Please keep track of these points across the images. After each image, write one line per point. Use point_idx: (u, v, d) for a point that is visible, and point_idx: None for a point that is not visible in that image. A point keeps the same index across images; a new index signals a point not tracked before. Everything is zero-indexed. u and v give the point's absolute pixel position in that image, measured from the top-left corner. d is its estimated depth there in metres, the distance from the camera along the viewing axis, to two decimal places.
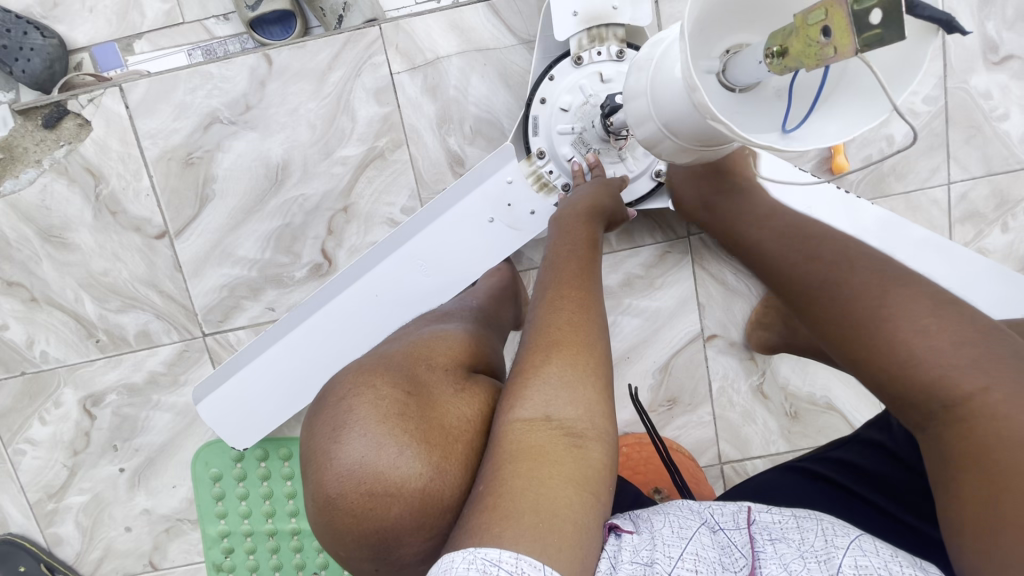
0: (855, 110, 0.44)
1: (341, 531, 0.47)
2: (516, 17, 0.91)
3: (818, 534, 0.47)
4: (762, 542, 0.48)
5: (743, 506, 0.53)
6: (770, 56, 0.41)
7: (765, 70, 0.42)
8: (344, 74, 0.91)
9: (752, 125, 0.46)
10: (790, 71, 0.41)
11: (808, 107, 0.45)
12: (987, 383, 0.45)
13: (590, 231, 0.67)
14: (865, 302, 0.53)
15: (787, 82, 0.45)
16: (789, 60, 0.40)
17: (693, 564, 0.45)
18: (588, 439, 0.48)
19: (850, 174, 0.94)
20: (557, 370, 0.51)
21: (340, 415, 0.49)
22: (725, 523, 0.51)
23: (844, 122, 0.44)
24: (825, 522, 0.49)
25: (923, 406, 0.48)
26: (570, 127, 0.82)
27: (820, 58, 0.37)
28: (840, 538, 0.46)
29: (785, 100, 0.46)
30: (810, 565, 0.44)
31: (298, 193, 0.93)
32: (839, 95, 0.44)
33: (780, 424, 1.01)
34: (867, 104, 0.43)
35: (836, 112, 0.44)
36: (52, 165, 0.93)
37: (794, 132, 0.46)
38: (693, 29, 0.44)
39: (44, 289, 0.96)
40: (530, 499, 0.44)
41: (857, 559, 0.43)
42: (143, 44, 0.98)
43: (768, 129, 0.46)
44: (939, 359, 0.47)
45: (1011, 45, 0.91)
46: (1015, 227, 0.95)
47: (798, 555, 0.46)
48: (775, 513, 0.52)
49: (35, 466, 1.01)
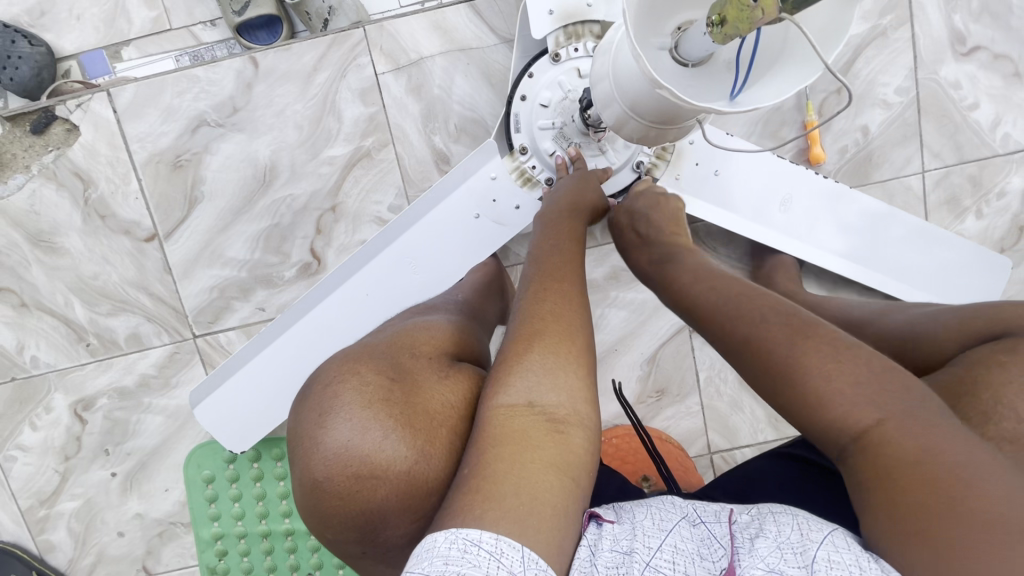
0: (792, 76, 0.46)
1: (326, 513, 0.48)
2: (497, 17, 0.93)
3: (794, 527, 0.46)
4: (741, 539, 0.48)
5: (725, 508, 0.54)
6: (711, 25, 0.42)
7: (710, 41, 0.44)
8: (329, 76, 0.93)
9: (702, 96, 0.48)
10: (731, 39, 0.42)
11: (749, 75, 0.47)
12: (882, 416, 0.44)
13: (573, 226, 0.69)
14: (773, 339, 0.52)
15: (735, 53, 0.47)
16: (727, 29, 0.41)
17: (671, 555, 0.47)
18: (570, 425, 0.49)
19: (827, 164, 0.96)
20: (540, 359, 0.52)
21: (326, 401, 0.50)
22: (706, 517, 0.52)
23: (784, 85, 0.46)
24: (803, 516, 0.48)
25: (831, 438, 0.46)
26: (550, 123, 0.84)
27: (752, 21, 0.39)
28: (814, 533, 0.45)
29: (733, 70, 0.47)
30: (785, 556, 0.43)
31: (286, 194, 0.94)
32: (781, 63, 0.46)
33: (767, 412, 1.02)
34: (804, 67, 0.45)
35: (778, 79, 0.46)
36: (40, 171, 0.94)
37: (740, 98, 0.47)
38: (638, 7, 0.47)
39: (34, 294, 0.97)
40: (513, 481, 0.45)
41: (832, 552, 0.42)
42: (132, 51, 1.00)
43: (716, 99, 0.48)
44: (848, 400, 0.45)
45: (977, 37, 0.94)
46: (989, 213, 0.97)
47: (775, 545, 0.45)
48: (752, 512, 0.52)
49: (26, 472, 1.01)
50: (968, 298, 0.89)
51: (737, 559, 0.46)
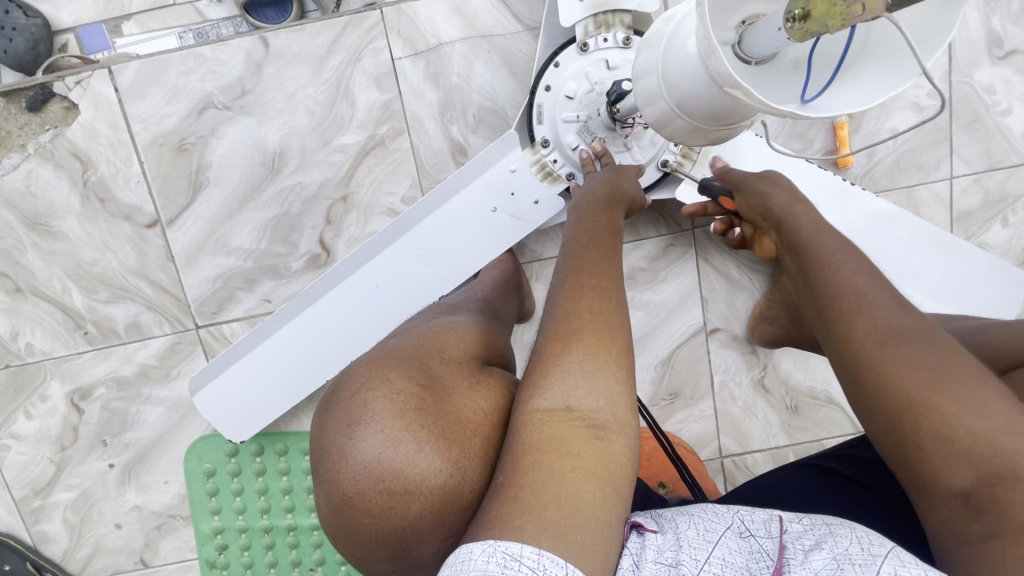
0: (879, 77, 0.40)
1: (356, 531, 0.46)
2: (521, 3, 0.89)
3: (852, 540, 0.43)
4: (794, 550, 0.44)
5: (773, 514, 0.49)
6: (791, 20, 0.37)
7: (784, 38, 0.38)
8: (344, 59, 0.89)
9: (769, 95, 0.42)
10: (813, 36, 0.37)
11: (829, 77, 0.42)
12: None
13: (609, 218, 0.64)
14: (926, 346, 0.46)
15: (806, 52, 0.41)
16: (811, 24, 0.36)
17: (721, 570, 0.42)
18: (610, 431, 0.45)
19: (855, 168, 0.93)
20: (579, 360, 0.48)
21: (354, 410, 0.48)
22: (756, 530, 0.47)
23: (867, 90, 0.40)
24: (860, 529, 0.45)
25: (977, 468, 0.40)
26: (575, 116, 0.80)
27: (845, 18, 0.33)
28: (876, 547, 0.42)
29: (803, 72, 0.42)
30: (844, 568, 0.40)
31: (295, 182, 0.91)
32: (866, 61, 0.41)
33: (781, 417, 1.01)
34: (892, 69, 0.40)
35: (860, 80, 0.41)
36: (37, 151, 0.89)
37: (813, 102, 0.42)
38: None
39: (30, 279, 0.93)
40: (554, 493, 0.41)
41: (897, 568, 0.39)
42: (133, 26, 0.95)
43: (785, 100, 0.42)
44: (989, 420, 0.40)
45: (1015, 40, 0.91)
46: (1015, 222, 0.95)
47: (830, 557, 0.42)
48: (804, 521, 0.48)
49: (20, 462, 0.98)
50: (994, 312, 0.87)
51: (786, 569, 0.43)
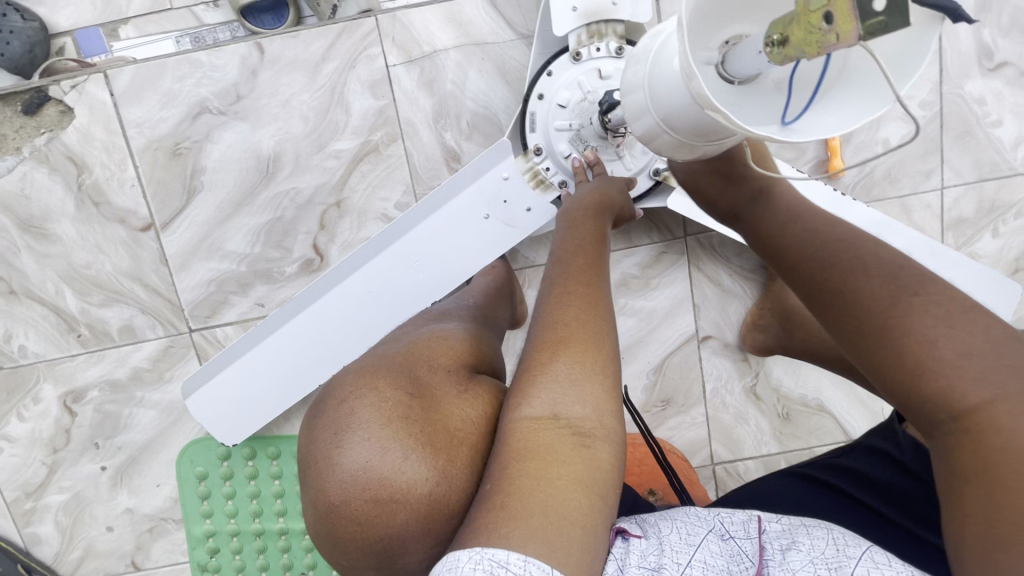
0: (857, 100, 0.41)
1: (344, 540, 0.46)
2: (515, 12, 0.90)
3: (828, 542, 0.45)
4: (772, 551, 0.45)
5: (752, 514, 0.49)
6: (770, 44, 0.38)
7: (765, 61, 0.39)
8: (339, 65, 0.89)
9: (750, 117, 0.43)
10: (791, 62, 0.38)
11: (811, 98, 0.42)
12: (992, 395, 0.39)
13: (598, 226, 0.64)
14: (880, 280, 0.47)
15: (788, 73, 0.41)
16: (790, 50, 0.37)
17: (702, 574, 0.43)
18: (597, 439, 0.46)
19: (846, 178, 0.94)
20: (565, 369, 0.48)
21: (342, 418, 0.48)
22: (736, 532, 0.47)
23: (845, 114, 0.41)
24: (837, 532, 0.47)
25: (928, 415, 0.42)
26: (567, 124, 0.81)
27: (821, 45, 0.34)
28: (851, 548, 0.44)
29: (785, 91, 0.42)
30: (820, 571, 0.42)
31: (289, 187, 0.91)
32: (846, 83, 0.41)
33: (772, 425, 1.01)
34: (870, 93, 0.40)
35: (840, 103, 0.41)
36: (32, 154, 0.90)
37: (793, 124, 0.42)
38: (693, 13, 0.41)
39: (24, 282, 0.93)
40: (540, 500, 0.41)
41: (872, 569, 0.41)
42: (130, 30, 0.95)
43: (767, 121, 0.43)
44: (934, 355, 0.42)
45: (1005, 52, 0.92)
46: (1005, 232, 0.96)
47: (807, 559, 0.43)
48: (782, 521, 0.49)
49: (12, 464, 0.98)
50: None
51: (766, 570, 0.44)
